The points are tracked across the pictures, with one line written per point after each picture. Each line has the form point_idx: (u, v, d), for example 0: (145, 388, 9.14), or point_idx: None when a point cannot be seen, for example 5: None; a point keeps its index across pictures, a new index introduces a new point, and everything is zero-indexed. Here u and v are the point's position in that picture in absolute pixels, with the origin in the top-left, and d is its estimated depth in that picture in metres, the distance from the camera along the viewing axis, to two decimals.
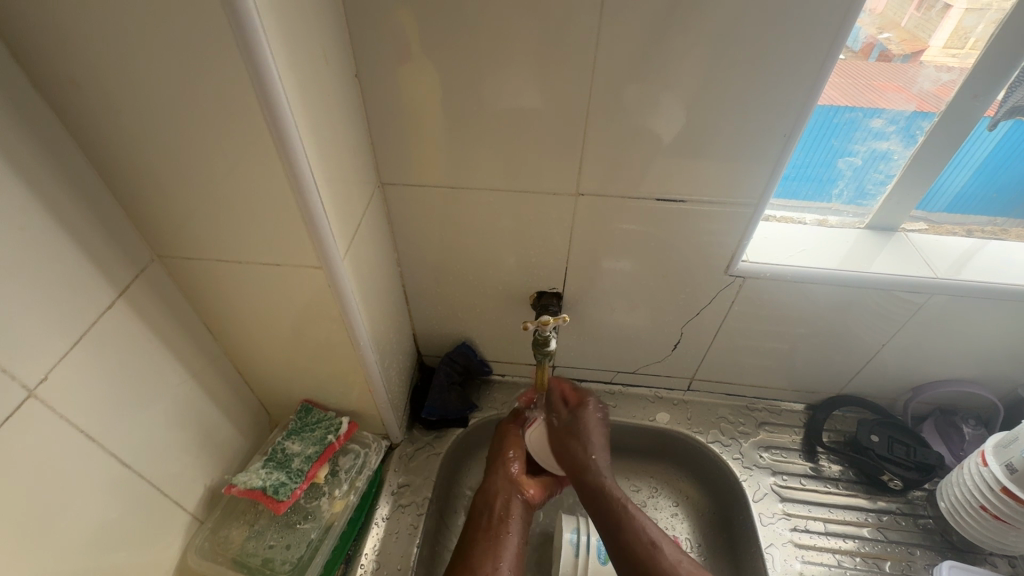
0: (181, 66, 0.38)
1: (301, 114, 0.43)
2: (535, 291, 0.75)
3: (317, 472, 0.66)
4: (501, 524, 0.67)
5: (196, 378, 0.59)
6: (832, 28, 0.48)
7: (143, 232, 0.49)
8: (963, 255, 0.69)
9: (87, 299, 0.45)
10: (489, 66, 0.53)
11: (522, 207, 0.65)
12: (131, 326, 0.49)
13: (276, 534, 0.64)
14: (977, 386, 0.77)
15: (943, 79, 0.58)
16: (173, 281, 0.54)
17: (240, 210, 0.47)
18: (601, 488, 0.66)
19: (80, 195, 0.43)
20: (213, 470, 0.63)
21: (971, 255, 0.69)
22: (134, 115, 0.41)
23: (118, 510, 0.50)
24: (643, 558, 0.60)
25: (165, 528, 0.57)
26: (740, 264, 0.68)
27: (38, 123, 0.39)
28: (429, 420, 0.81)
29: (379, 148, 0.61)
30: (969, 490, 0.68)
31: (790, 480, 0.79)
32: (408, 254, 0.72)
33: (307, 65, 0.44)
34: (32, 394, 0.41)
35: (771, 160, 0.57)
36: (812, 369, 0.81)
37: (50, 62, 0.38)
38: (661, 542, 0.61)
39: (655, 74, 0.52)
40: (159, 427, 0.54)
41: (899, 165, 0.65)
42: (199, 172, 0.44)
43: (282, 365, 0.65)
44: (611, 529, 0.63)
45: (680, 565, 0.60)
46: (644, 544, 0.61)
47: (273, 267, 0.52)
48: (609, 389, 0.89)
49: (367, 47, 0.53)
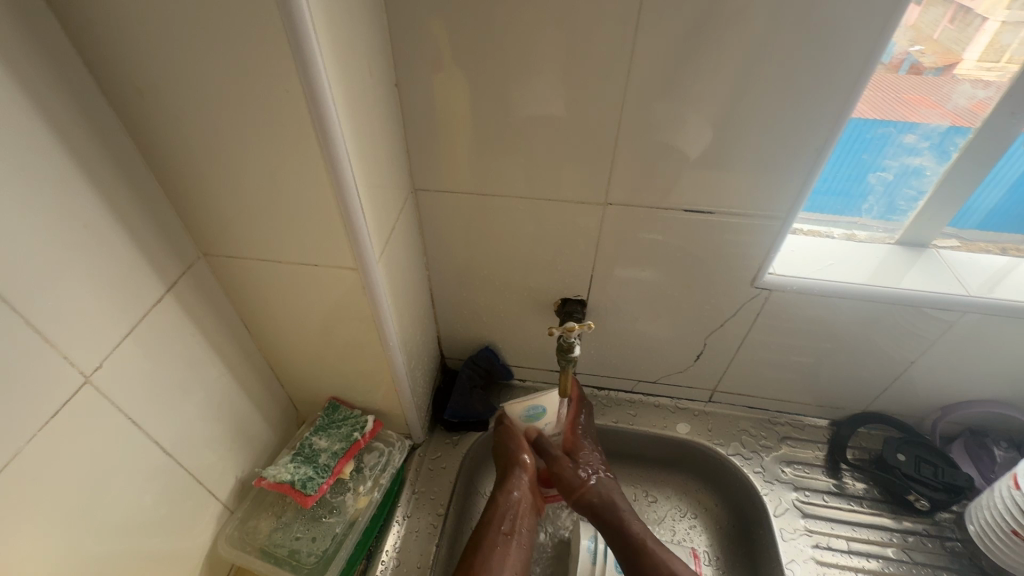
0: (239, 75, 0.40)
1: (347, 121, 0.45)
2: (559, 297, 0.76)
3: (342, 468, 0.67)
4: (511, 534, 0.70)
5: (231, 372, 0.61)
6: (868, 45, 0.48)
7: (191, 231, 0.52)
8: (1001, 272, 0.68)
9: (139, 292, 0.47)
10: (523, 77, 0.54)
11: (551, 215, 0.66)
12: (177, 319, 0.52)
13: (302, 526, 0.65)
14: (1009, 406, 0.75)
15: (979, 95, 0.57)
16: (216, 278, 0.57)
17: (285, 212, 0.49)
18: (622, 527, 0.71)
19: (138, 194, 0.46)
20: (244, 462, 0.65)
21: (1007, 272, 0.68)
22: (191, 119, 0.43)
23: (158, 495, 0.52)
24: None
25: (200, 516, 0.59)
26: (767, 276, 0.68)
27: (102, 125, 0.42)
28: (452, 422, 0.83)
29: (414, 154, 0.63)
30: (999, 514, 0.67)
31: (812, 496, 0.78)
32: (436, 258, 0.74)
33: (353, 72, 0.46)
34: (88, 379, 0.43)
35: (802, 173, 0.58)
36: (838, 385, 0.80)
37: (118, 69, 0.40)
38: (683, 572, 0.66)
39: (687, 86, 0.53)
40: (197, 417, 0.56)
41: (931, 181, 0.64)
42: (247, 174, 0.46)
43: (313, 363, 0.67)
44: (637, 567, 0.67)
45: None
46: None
47: (311, 266, 0.54)
48: (630, 398, 0.89)
49: (409, 56, 0.54)
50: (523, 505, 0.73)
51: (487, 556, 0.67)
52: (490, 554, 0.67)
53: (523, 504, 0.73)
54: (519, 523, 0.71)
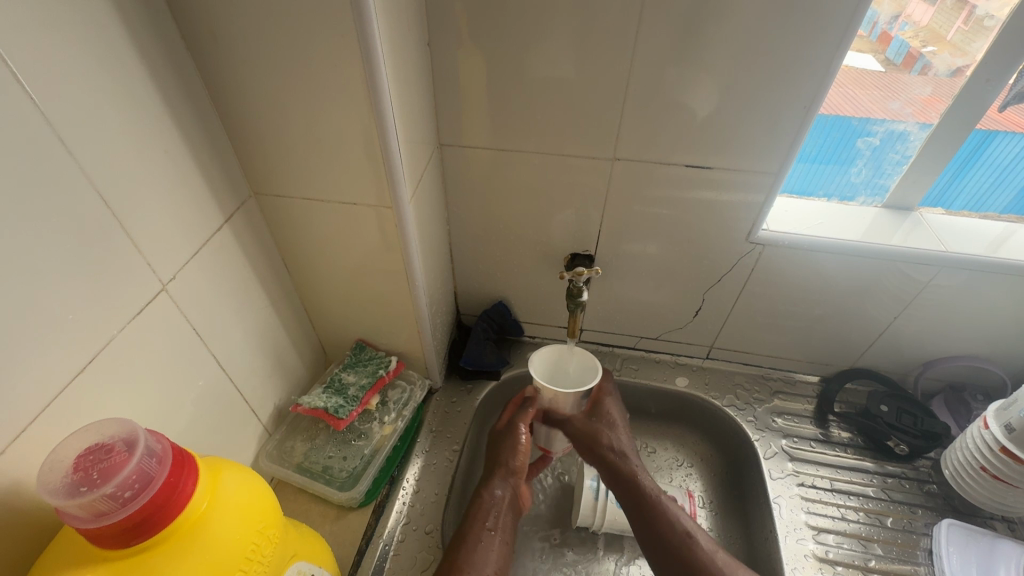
0: (300, 24, 0.46)
1: (390, 71, 0.51)
2: (569, 253, 0.81)
3: (369, 400, 0.75)
4: (487, 530, 0.68)
5: (273, 305, 0.68)
6: (851, 9, 0.53)
7: (245, 170, 0.59)
8: (994, 239, 0.72)
9: (204, 219, 0.54)
10: (543, 39, 0.60)
11: (562, 172, 0.72)
12: (232, 249, 0.59)
13: (334, 448, 0.72)
14: (985, 361, 0.81)
15: (959, 67, 0.62)
16: (264, 217, 0.63)
17: (330, 153, 0.55)
18: (632, 478, 0.72)
19: (205, 132, 0.53)
20: (281, 390, 0.72)
21: (1003, 241, 0.72)
22: (255, 66, 0.49)
23: (213, 405, 0.59)
24: (678, 545, 0.65)
25: (245, 432, 0.66)
26: (761, 231, 0.73)
27: (180, 69, 0.49)
28: (466, 370, 0.89)
29: (440, 112, 0.68)
30: (970, 453, 0.73)
31: (800, 442, 0.84)
32: (456, 214, 0.80)
33: (395, 27, 0.51)
34: (164, 288, 0.50)
35: (792, 131, 0.63)
36: (827, 342, 0.86)
37: (197, 18, 0.47)
38: (695, 532, 0.66)
39: (692, 48, 0.58)
40: (245, 340, 0.63)
41: (915, 146, 0.69)
42: (299, 117, 0.53)
43: (343, 304, 0.74)
44: (644, 520, 0.68)
45: (716, 553, 0.64)
46: (679, 534, 0.65)
47: (349, 207, 0.60)
48: (633, 354, 0.95)
49: (440, 19, 0.60)
50: (507, 504, 0.72)
51: (469, 553, 0.64)
52: (472, 549, 0.65)
53: (506, 503, 0.72)
54: (503, 521, 0.70)
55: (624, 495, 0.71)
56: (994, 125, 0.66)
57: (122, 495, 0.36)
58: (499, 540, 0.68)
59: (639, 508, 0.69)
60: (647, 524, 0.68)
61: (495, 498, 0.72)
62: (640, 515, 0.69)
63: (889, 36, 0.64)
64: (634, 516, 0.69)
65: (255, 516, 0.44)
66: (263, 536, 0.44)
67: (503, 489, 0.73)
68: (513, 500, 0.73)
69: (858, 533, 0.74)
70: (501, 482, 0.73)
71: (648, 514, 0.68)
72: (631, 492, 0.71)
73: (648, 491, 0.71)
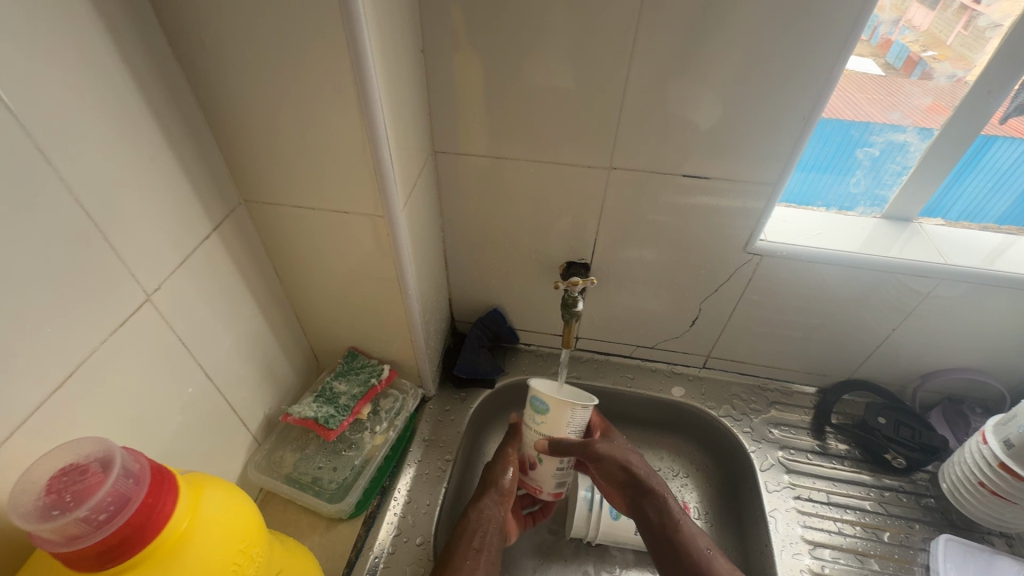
0: (290, 32, 0.45)
1: (383, 79, 0.50)
2: (564, 261, 0.80)
3: (361, 409, 0.74)
4: (477, 554, 0.66)
5: (263, 313, 0.67)
6: (850, 20, 0.52)
7: (235, 177, 0.58)
8: (993, 250, 0.72)
9: (190, 227, 0.53)
10: (539, 48, 0.59)
11: (558, 180, 0.71)
12: (220, 257, 0.58)
13: (324, 458, 0.71)
14: (984, 374, 0.80)
15: (962, 76, 0.61)
16: (254, 225, 0.62)
17: (320, 162, 0.54)
18: (654, 494, 0.70)
19: (193, 139, 0.52)
20: (271, 399, 0.71)
21: (1002, 252, 0.71)
22: (245, 73, 0.49)
23: (201, 415, 0.58)
24: (703, 560, 0.63)
25: (233, 442, 0.64)
26: (758, 242, 0.72)
27: (167, 76, 0.48)
28: (460, 378, 0.88)
29: (435, 119, 0.68)
30: (969, 467, 0.72)
31: (797, 454, 0.83)
32: (450, 221, 0.79)
33: (388, 35, 0.51)
34: (149, 298, 0.49)
35: (790, 142, 0.62)
36: (825, 354, 0.85)
37: (185, 24, 0.46)
38: (715, 549, 0.65)
39: (690, 58, 0.57)
40: (234, 349, 0.62)
41: (915, 157, 0.68)
42: (289, 124, 0.52)
43: (335, 312, 0.73)
44: (667, 534, 0.66)
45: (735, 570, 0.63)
46: (702, 548, 0.64)
47: (340, 215, 0.59)
48: (628, 363, 0.94)
49: (434, 27, 0.59)
50: (495, 525, 0.71)
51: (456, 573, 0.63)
52: (459, 568, 0.64)
53: (493, 523, 0.71)
54: (489, 541, 0.68)
55: (642, 513, 0.69)
56: (998, 134, 0.65)
57: (96, 517, 0.35)
58: (487, 562, 0.66)
59: (659, 526, 0.67)
60: (672, 538, 0.66)
61: (481, 518, 0.70)
62: (661, 531, 0.67)
63: (890, 41, 0.62)
64: (652, 533, 0.67)
65: (238, 535, 0.43)
66: (246, 556, 0.43)
67: (493, 512, 0.71)
68: (500, 524, 0.71)
69: (855, 548, 0.74)
70: (488, 504, 0.71)
71: (671, 531, 0.66)
72: (651, 511, 0.69)
73: (671, 507, 0.69)
